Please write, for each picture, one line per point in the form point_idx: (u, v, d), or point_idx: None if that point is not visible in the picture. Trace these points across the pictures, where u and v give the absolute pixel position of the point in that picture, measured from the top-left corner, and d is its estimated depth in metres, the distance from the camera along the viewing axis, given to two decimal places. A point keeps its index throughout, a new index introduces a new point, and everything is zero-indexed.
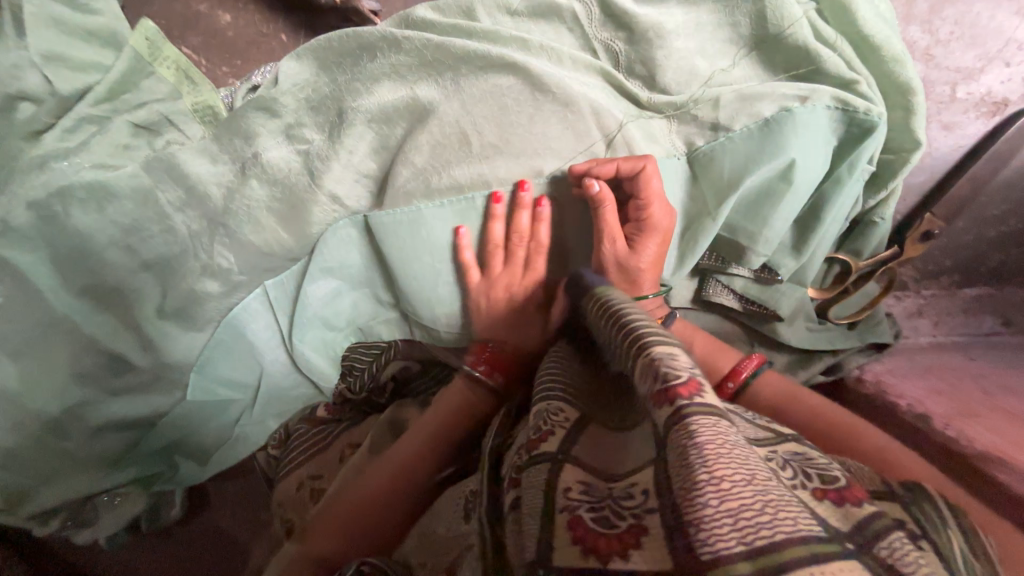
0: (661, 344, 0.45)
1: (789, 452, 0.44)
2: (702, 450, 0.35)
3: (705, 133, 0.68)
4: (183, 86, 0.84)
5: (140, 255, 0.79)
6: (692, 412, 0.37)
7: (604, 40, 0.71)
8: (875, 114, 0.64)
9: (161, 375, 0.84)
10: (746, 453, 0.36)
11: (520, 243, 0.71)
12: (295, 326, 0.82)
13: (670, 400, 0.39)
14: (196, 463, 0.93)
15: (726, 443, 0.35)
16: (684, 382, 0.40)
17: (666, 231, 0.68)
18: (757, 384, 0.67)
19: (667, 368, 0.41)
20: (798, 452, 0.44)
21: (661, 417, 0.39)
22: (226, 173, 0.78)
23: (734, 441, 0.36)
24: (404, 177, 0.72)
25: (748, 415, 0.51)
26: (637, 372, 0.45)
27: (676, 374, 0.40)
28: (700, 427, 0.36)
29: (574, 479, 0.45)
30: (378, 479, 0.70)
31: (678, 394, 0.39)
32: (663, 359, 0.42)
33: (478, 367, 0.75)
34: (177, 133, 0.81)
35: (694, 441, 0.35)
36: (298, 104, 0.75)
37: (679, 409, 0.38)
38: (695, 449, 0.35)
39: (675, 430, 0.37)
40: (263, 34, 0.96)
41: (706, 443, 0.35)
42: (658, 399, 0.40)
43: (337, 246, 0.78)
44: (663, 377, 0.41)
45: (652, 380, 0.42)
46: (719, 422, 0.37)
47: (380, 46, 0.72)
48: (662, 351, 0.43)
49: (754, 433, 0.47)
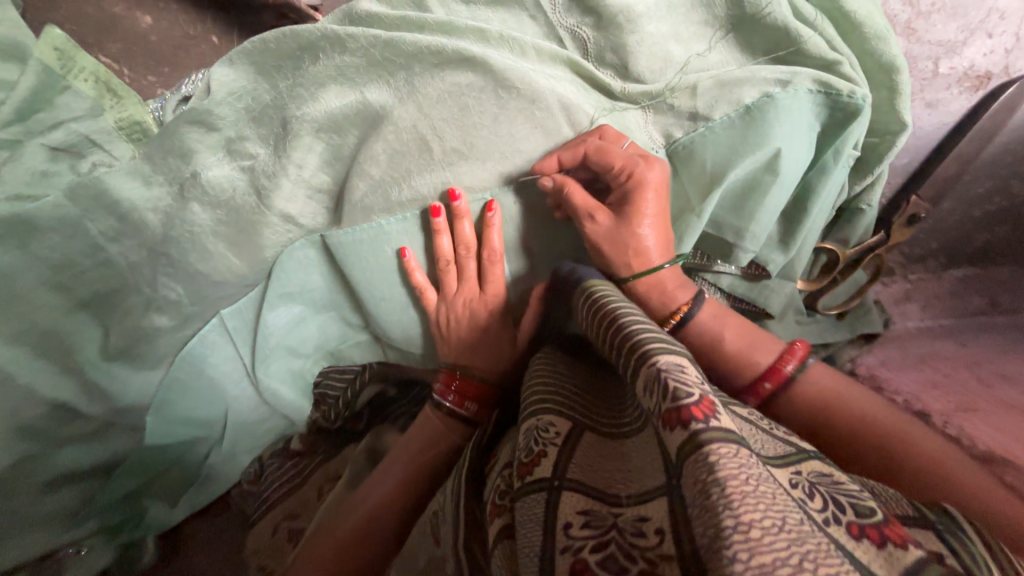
0: (668, 354, 0.42)
1: (815, 475, 0.41)
2: (722, 485, 0.31)
3: (683, 123, 0.64)
4: (104, 100, 0.74)
5: (73, 293, 0.71)
6: (709, 437, 0.34)
7: (569, 27, 0.65)
8: (859, 96, 0.60)
9: (111, 424, 0.78)
10: (768, 485, 0.33)
11: (471, 255, 0.67)
12: (258, 358, 0.77)
13: (681, 423, 0.36)
14: (166, 505, 0.87)
15: (749, 475, 0.32)
16: (696, 402, 0.37)
17: (656, 188, 0.61)
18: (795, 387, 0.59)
19: (676, 385, 0.38)
20: (825, 475, 0.41)
21: (671, 441, 0.36)
22: (163, 196, 0.69)
23: (756, 472, 0.33)
24: (362, 191, 0.66)
25: (766, 425, 0.48)
26: (640, 384, 0.42)
27: (686, 392, 0.37)
28: (720, 457, 0.33)
29: (573, 510, 0.41)
30: (351, 519, 0.66)
31: (690, 416, 0.36)
32: (669, 372, 0.40)
33: (449, 397, 0.70)
34: (103, 155, 0.72)
35: (713, 474, 0.32)
36: (237, 115, 0.68)
37: (694, 434, 0.35)
38: (714, 482, 0.32)
39: (692, 461, 0.34)
40: (191, 37, 0.89)
41: (728, 478, 0.32)
42: (668, 421, 0.37)
43: (294, 270, 0.72)
44: (672, 395, 0.38)
45: (658, 396, 0.39)
46: (738, 450, 0.34)
47: (322, 46, 0.65)
48: (670, 364, 0.40)
49: (775, 449, 0.44)
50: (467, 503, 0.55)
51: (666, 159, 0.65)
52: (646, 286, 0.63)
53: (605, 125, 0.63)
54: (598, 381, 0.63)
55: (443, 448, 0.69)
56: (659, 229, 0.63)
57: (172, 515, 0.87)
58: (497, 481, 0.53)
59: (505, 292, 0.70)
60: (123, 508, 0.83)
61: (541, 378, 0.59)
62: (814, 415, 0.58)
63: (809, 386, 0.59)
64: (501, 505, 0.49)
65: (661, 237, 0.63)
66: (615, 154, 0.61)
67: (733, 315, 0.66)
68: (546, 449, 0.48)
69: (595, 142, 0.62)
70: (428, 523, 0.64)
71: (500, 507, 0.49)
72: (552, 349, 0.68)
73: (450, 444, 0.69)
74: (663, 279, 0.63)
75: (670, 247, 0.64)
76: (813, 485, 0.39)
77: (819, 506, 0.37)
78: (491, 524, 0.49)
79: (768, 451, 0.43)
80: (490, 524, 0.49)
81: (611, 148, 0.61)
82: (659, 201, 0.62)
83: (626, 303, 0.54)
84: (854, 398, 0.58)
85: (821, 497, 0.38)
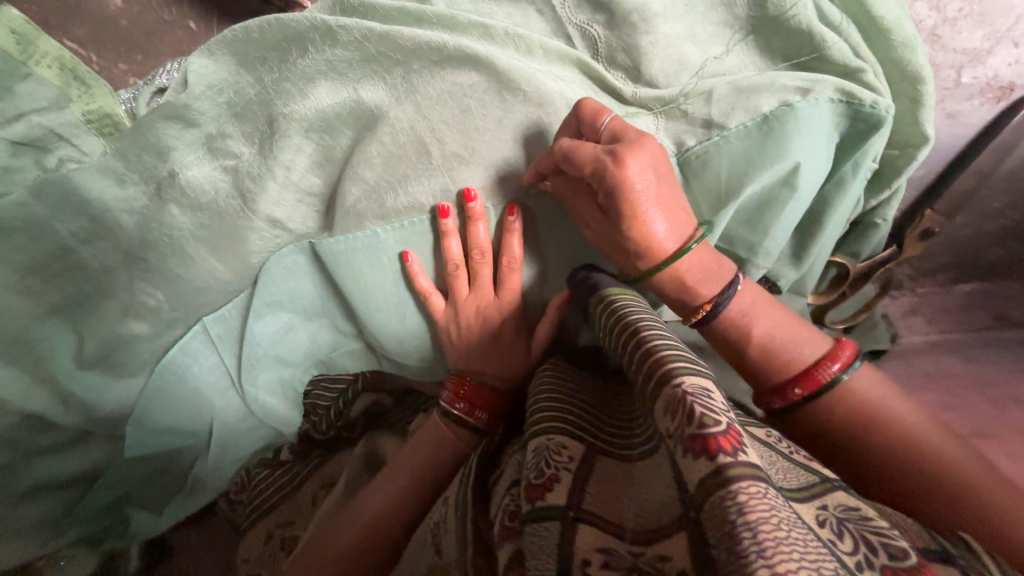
0: (692, 376, 0.39)
1: (842, 510, 0.38)
2: (753, 529, 0.29)
3: (696, 131, 0.60)
4: (72, 90, 0.67)
5: (43, 299, 0.66)
6: (736, 473, 0.32)
7: (580, 24, 0.61)
8: (882, 107, 0.58)
9: (90, 432, 0.75)
10: (799, 531, 0.30)
11: (483, 259, 0.63)
12: (243, 370, 0.74)
13: (706, 452, 0.33)
14: (150, 514, 0.83)
15: (779, 520, 0.30)
16: (723, 432, 0.34)
17: (638, 186, 0.52)
18: (830, 392, 0.54)
19: (703, 412, 0.35)
20: (852, 509, 0.38)
21: (692, 472, 0.33)
22: (139, 197, 0.64)
23: (785, 515, 0.31)
24: (355, 196, 0.61)
25: (784, 451, 0.47)
26: (659, 406, 0.39)
27: (713, 421, 0.35)
28: (750, 497, 0.30)
29: (591, 547, 0.36)
30: (348, 529, 0.61)
31: (718, 447, 0.33)
32: (696, 397, 0.36)
33: (457, 406, 0.66)
34: (70, 150, 0.66)
35: (742, 515, 0.30)
36: (218, 110, 0.62)
37: (721, 469, 0.32)
38: (743, 524, 0.29)
39: (719, 499, 0.31)
40: (166, 21, 0.83)
41: (759, 520, 0.29)
42: (688, 448, 0.34)
43: (283, 276, 0.68)
44: (698, 421, 0.35)
45: (681, 420, 0.36)
46: (766, 490, 0.31)
47: (311, 37, 0.60)
48: (696, 387, 0.38)
49: (796, 480, 0.41)
50: (472, 519, 0.50)
51: (679, 168, 0.61)
52: (670, 283, 0.56)
53: (583, 103, 0.56)
54: (607, 394, 0.60)
55: (447, 458, 0.65)
56: (660, 222, 0.53)
57: (157, 524, 0.83)
58: (505, 502, 0.47)
59: (517, 299, 0.65)
60: (106, 517, 0.80)
61: (547, 391, 0.56)
62: (827, 425, 0.54)
63: (842, 396, 0.54)
64: (510, 528, 0.43)
65: (664, 228, 0.54)
66: (581, 163, 0.53)
67: (774, 305, 0.59)
68: (559, 472, 0.43)
69: (564, 144, 0.54)
70: (425, 533, 0.57)
71: (506, 530, 0.44)
72: (559, 360, 0.65)
73: (457, 453, 0.65)
74: (683, 268, 0.55)
75: (683, 231, 0.55)
76: (840, 523, 0.36)
77: (849, 547, 0.34)
78: (500, 549, 0.43)
79: (789, 483, 0.40)
80: (498, 550, 0.43)
81: (578, 154, 0.53)
82: (648, 196, 0.52)
83: (648, 314, 0.51)
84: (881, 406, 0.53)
85: (849, 536, 0.35)
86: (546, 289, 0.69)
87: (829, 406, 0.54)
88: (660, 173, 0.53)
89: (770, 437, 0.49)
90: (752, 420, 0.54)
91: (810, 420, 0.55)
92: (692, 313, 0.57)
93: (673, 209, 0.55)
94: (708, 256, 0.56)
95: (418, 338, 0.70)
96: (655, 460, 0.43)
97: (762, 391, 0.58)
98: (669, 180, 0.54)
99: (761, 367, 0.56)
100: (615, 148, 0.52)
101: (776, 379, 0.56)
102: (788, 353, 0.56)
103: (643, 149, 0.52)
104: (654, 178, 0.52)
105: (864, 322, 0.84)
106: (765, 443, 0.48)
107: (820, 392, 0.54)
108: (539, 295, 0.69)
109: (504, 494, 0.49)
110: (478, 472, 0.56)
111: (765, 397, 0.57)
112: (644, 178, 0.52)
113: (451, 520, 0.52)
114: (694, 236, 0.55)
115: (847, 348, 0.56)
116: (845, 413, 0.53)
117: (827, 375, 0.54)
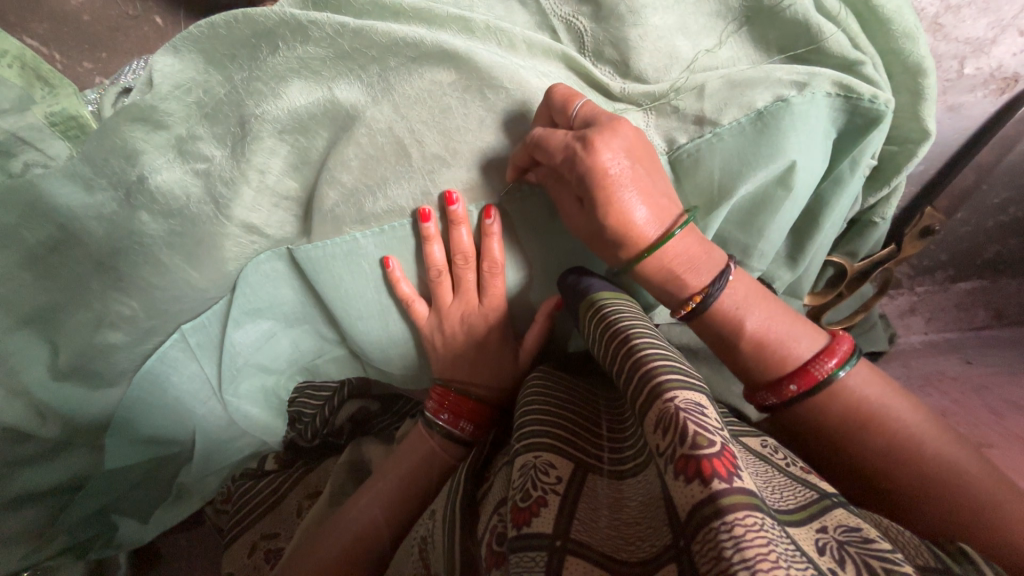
0: (684, 388, 0.37)
1: (843, 531, 0.36)
2: (750, 567, 0.27)
3: (688, 128, 0.57)
4: (36, 90, 0.64)
5: (13, 309, 0.63)
6: (731, 502, 0.29)
7: (564, 17, 0.58)
8: (882, 101, 0.55)
9: (70, 442, 0.73)
10: (800, 566, 0.28)
11: (465, 262, 0.60)
12: (225, 379, 0.72)
13: (700, 477, 0.31)
14: (138, 522, 0.82)
15: (778, 555, 0.28)
16: (717, 454, 0.32)
17: (612, 171, 0.49)
18: (830, 390, 0.51)
19: (696, 431, 0.33)
20: (854, 530, 0.36)
21: (683, 497, 0.31)
22: (106, 202, 0.60)
23: (784, 547, 0.29)
24: (333, 200, 0.59)
25: (781, 465, 0.45)
26: (648, 421, 0.37)
27: (707, 441, 0.33)
28: (747, 530, 0.28)
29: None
30: (331, 542, 0.59)
31: (712, 472, 0.31)
32: (689, 414, 0.34)
33: (441, 416, 0.64)
34: (35, 154, 0.63)
35: (738, 551, 0.28)
36: (188, 110, 0.60)
37: (715, 496, 0.30)
38: (740, 562, 0.27)
39: (712, 531, 0.29)
40: (131, 16, 0.81)
41: (756, 557, 0.27)
42: (679, 470, 0.32)
43: (261, 284, 0.66)
44: (690, 442, 0.33)
45: (672, 439, 0.34)
46: (764, 520, 0.29)
47: (281, 34, 0.57)
48: (688, 402, 0.36)
49: (793, 498, 0.39)
50: (459, 537, 0.48)
51: (669, 168, 0.58)
52: (655, 273, 0.52)
53: (555, 88, 0.54)
54: (599, 403, 0.58)
55: (435, 468, 0.64)
56: (639, 207, 0.50)
57: (145, 532, 0.82)
58: (492, 523, 0.46)
59: (502, 303, 0.63)
60: (89, 525, 0.78)
61: (535, 401, 0.54)
62: (819, 425, 0.51)
63: (842, 395, 0.50)
64: (499, 554, 0.42)
65: (645, 215, 0.51)
66: (552, 151, 0.51)
67: (769, 296, 0.55)
68: (546, 496, 0.41)
69: (534, 133, 0.52)
70: (411, 549, 0.56)
71: (494, 556, 0.42)
72: (549, 367, 0.63)
73: (444, 464, 0.64)
74: (670, 256, 0.51)
75: (665, 216, 0.52)
76: (842, 548, 0.34)
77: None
78: None
79: (787, 503, 0.38)
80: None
81: (548, 142, 0.51)
82: (624, 181, 0.50)
83: (640, 320, 0.49)
84: (884, 406, 0.50)
85: (852, 564, 0.33)
86: (534, 293, 0.66)
87: (824, 404, 0.50)
88: (635, 157, 0.51)
89: (765, 449, 0.48)
90: (745, 428, 0.52)
91: (806, 423, 0.52)
92: (680, 306, 0.54)
93: (652, 194, 0.51)
94: (697, 242, 0.53)
95: (402, 346, 0.68)
96: (647, 479, 0.41)
97: (754, 386, 0.54)
98: (646, 164, 0.52)
99: (754, 361, 0.53)
100: (586, 133, 0.50)
101: (770, 373, 0.52)
102: (784, 345, 0.52)
103: (616, 135, 0.50)
104: (629, 164, 0.50)
105: (864, 321, 0.82)
106: (758, 453, 0.46)
107: (816, 389, 0.50)
108: (526, 301, 0.67)
109: (492, 514, 0.47)
110: (466, 485, 0.54)
111: (758, 392, 0.53)
112: (618, 163, 0.49)
113: (439, 535, 0.51)
114: (678, 221, 0.52)
115: (845, 342, 0.52)
116: (842, 412, 0.50)
117: (824, 371, 0.50)
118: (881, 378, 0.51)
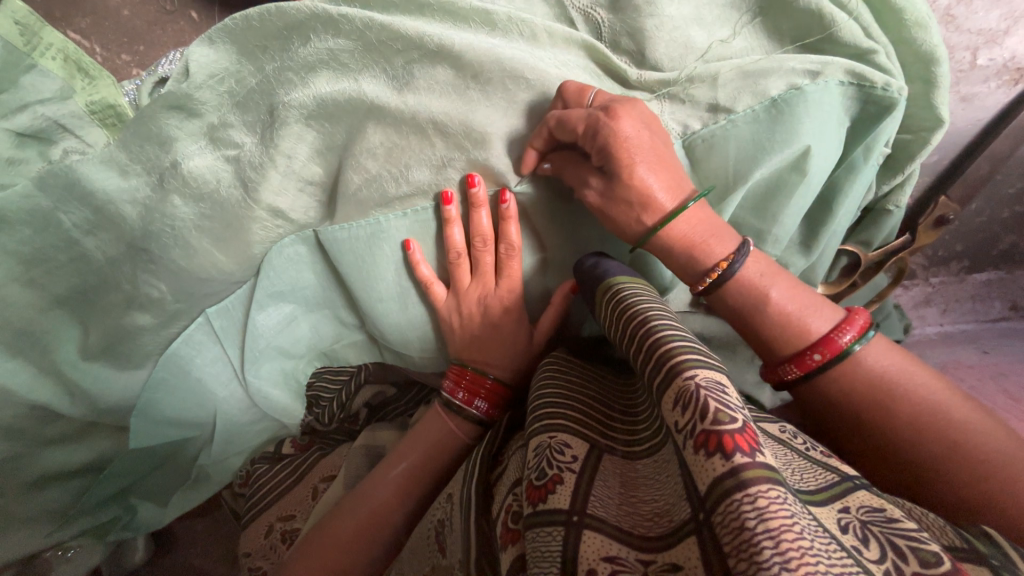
0: (706, 368, 0.37)
1: (865, 512, 0.35)
2: (775, 537, 0.27)
3: (702, 114, 0.58)
4: (76, 82, 0.67)
5: (47, 291, 0.65)
6: (752, 475, 0.29)
7: (583, 8, 0.60)
8: (894, 89, 0.57)
9: (96, 423, 0.75)
10: (821, 540, 0.28)
11: (486, 244, 0.62)
12: (248, 360, 0.73)
13: (721, 450, 0.31)
14: (156, 505, 0.83)
15: (802, 528, 0.28)
16: (739, 430, 0.32)
17: (632, 140, 0.52)
18: (846, 363, 0.51)
19: (717, 407, 0.33)
20: (878, 510, 0.35)
21: (705, 472, 0.31)
22: (141, 186, 0.63)
23: (807, 522, 0.29)
24: (356, 183, 0.62)
25: (801, 449, 0.44)
26: (666, 399, 0.36)
27: (728, 417, 0.32)
28: (771, 502, 0.28)
29: (597, 555, 0.34)
30: (344, 520, 0.60)
31: (734, 446, 0.31)
32: (711, 392, 0.34)
33: (458, 394, 0.65)
34: (74, 141, 0.65)
35: (761, 522, 0.28)
36: (220, 99, 0.62)
37: (737, 471, 0.30)
38: (764, 532, 0.27)
39: (733, 506, 0.29)
40: (167, 11, 0.86)
41: (781, 529, 0.27)
42: (700, 445, 0.32)
43: (285, 267, 0.68)
44: (709, 416, 0.32)
45: (692, 413, 0.34)
46: (787, 495, 0.29)
47: (312, 26, 0.59)
48: (710, 381, 0.35)
49: (813, 480, 0.38)
50: (475, 518, 0.48)
51: (684, 154, 0.59)
52: (678, 241, 0.54)
53: (564, 86, 0.56)
54: (613, 389, 0.57)
55: (449, 449, 0.64)
56: (659, 175, 0.53)
57: (163, 514, 0.84)
58: (507, 502, 0.46)
59: (519, 285, 0.65)
60: (109, 508, 0.80)
61: (551, 383, 0.53)
62: (834, 405, 0.52)
63: (854, 376, 0.51)
64: (515, 531, 0.42)
65: (664, 181, 0.53)
66: (574, 123, 0.53)
67: (787, 272, 0.55)
68: (561, 474, 0.40)
69: (553, 113, 0.55)
70: (427, 532, 0.57)
71: (510, 533, 0.43)
72: (564, 351, 0.63)
73: (457, 444, 0.64)
74: (689, 225, 0.53)
75: (680, 188, 0.54)
76: (864, 527, 0.34)
77: (876, 555, 0.31)
78: (503, 553, 0.42)
79: (807, 484, 0.37)
80: (501, 554, 0.42)
81: (570, 117, 0.54)
82: (643, 148, 0.53)
83: (656, 304, 0.49)
84: (901, 384, 0.50)
85: (876, 542, 0.32)
86: (548, 278, 0.68)
87: (837, 384, 0.51)
88: (651, 131, 0.54)
89: (784, 434, 0.46)
90: (766, 414, 0.50)
91: (818, 400, 0.53)
92: (700, 281, 0.54)
93: (669, 164, 0.54)
94: (711, 215, 0.55)
95: (420, 329, 0.70)
96: (665, 452, 0.41)
97: (774, 361, 0.54)
98: (662, 137, 0.55)
99: (773, 336, 0.53)
100: (608, 105, 0.53)
101: (789, 347, 0.53)
102: (802, 318, 0.53)
103: (633, 109, 0.54)
104: (647, 133, 0.53)
105: (878, 312, 0.83)
106: (775, 433, 0.46)
107: (838, 359, 0.51)
108: (541, 285, 0.68)
109: (508, 493, 0.47)
110: (481, 466, 0.54)
111: (780, 365, 0.54)
112: (637, 132, 0.52)
113: (456, 517, 0.51)
114: (691, 195, 0.54)
115: (861, 317, 0.53)
116: (855, 391, 0.51)
117: (843, 341, 0.51)
118: (899, 360, 0.52)
